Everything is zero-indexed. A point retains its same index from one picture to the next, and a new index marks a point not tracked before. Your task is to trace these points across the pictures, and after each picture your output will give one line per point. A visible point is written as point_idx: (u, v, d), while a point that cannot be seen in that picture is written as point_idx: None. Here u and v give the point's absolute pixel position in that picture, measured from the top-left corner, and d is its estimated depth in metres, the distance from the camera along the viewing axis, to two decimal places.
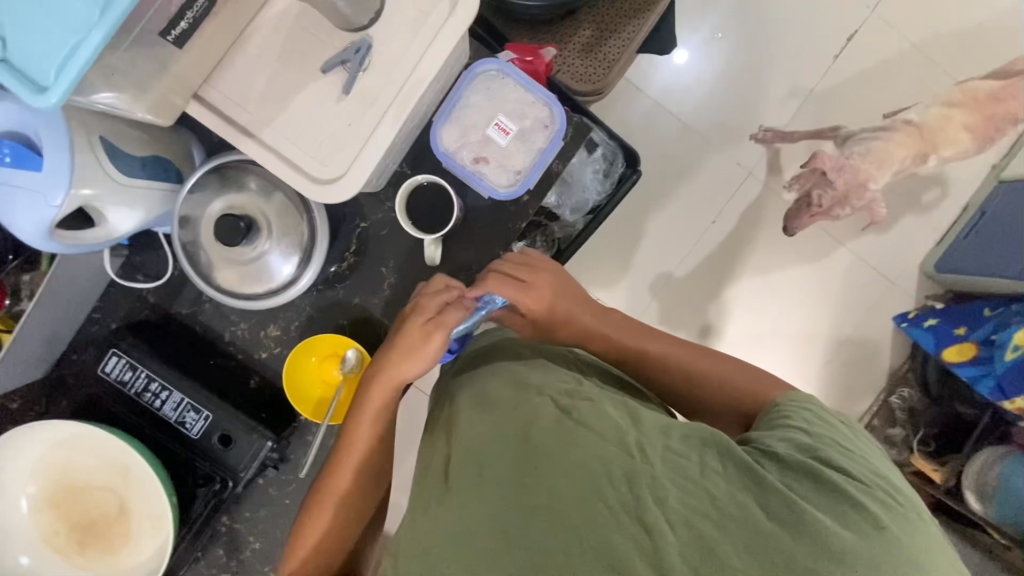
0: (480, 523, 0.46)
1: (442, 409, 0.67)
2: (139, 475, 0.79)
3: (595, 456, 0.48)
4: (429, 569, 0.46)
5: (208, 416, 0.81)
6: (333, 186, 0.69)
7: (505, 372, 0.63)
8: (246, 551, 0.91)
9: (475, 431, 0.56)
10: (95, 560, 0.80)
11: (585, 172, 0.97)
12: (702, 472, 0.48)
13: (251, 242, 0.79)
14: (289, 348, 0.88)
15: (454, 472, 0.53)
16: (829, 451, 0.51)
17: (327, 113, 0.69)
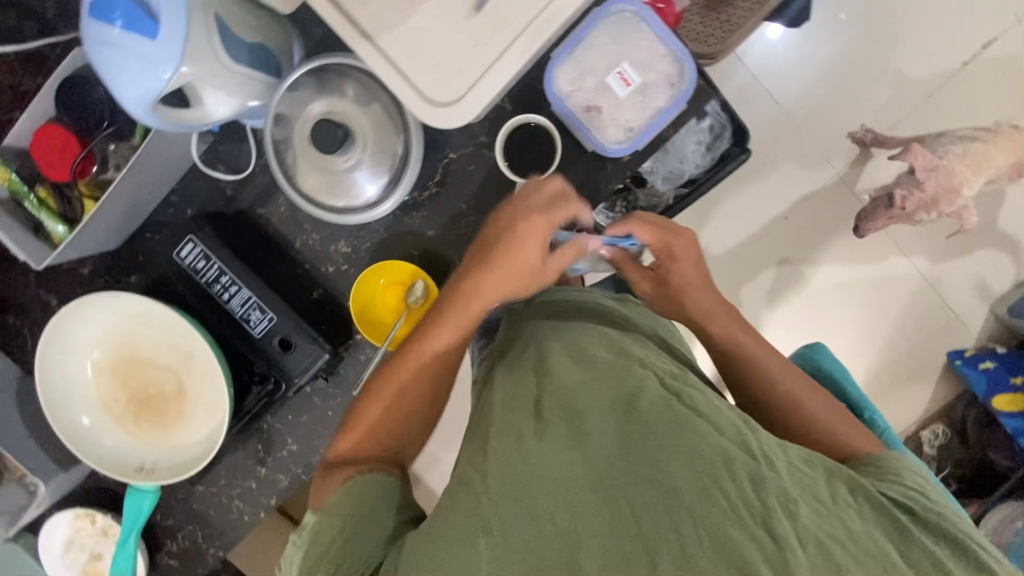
0: (598, 491, 0.50)
1: (527, 351, 0.69)
2: (201, 361, 0.81)
3: (723, 452, 0.51)
4: (541, 516, 0.50)
5: (274, 318, 0.81)
6: (444, 110, 0.66)
7: (609, 339, 0.66)
8: (282, 452, 0.94)
9: (587, 385, 0.59)
10: (149, 431, 0.83)
11: (687, 141, 0.92)
12: (826, 496, 0.50)
13: (345, 152, 0.76)
14: (356, 267, 0.88)
15: (556, 423, 0.56)
16: (937, 504, 0.54)
17: (451, 29, 0.65)
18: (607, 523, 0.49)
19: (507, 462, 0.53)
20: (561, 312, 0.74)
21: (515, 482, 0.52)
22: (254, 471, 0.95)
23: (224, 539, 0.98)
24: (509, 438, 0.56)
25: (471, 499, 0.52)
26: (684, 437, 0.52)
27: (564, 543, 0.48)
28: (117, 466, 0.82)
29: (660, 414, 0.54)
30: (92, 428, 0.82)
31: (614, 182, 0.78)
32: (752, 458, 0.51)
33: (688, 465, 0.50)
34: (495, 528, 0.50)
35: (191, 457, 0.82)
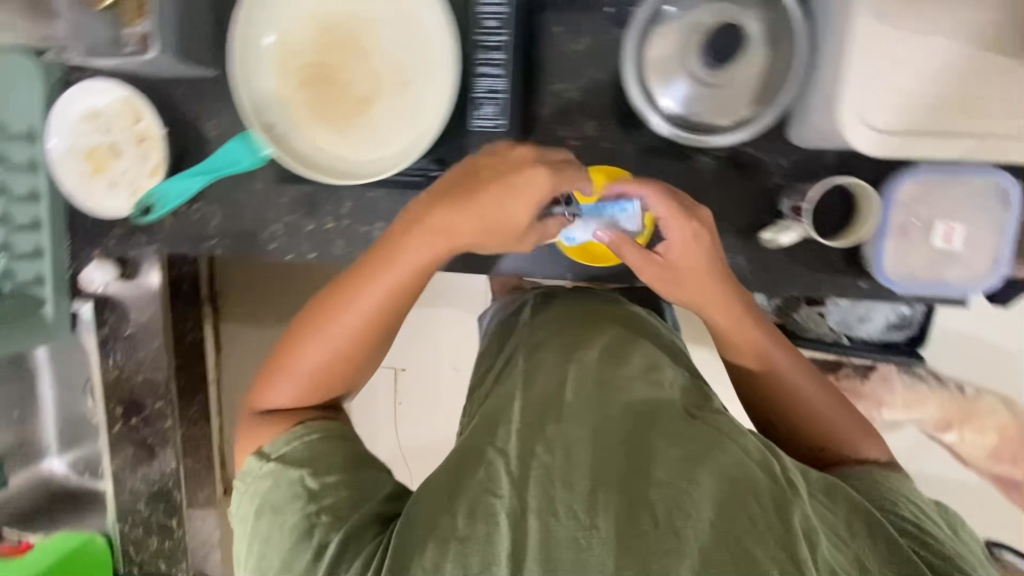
0: (603, 472, 0.52)
1: (606, 337, 0.74)
2: (409, 98, 0.72)
3: (749, 468, 0.52)
4: (553, 496, 0.52)
5: (501, 129, 0.74)
6: (856, 129, 0.61)
7: (653, 358, 0.71)
8: (363, 227, 0.89)
9: (603, 394, 0.61)
10: (305, 106, 0.73)
11: (882, 310, 0.94)
12: (846, 533, 0.53)
13: (705, 68, 0.71)
14: (583, 152, 0.82)
15: (565, 410, 0.60)
16: (933, 535, 0.57)
17: (920, 61, 0.60)
18: (622, 519, 0.49)
19: (528, 447, 0.56)
20: (604, 320, 0.79)
21: (536, 473, 0.54)
22: (323, 218, 0.89)
23: (239, 244, 0.91)
24: (530, 424, 0.59)
25: (490, 473, 0.56)
26: (712, 449, 0.53)
27: (582, 536, 0.49)
28: (254, 104, 0.72)
29: (685, 431, 0.55)
30: (266, 53, 0.72)
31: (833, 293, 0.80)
32: (777, 481, 0.52)
33: (715, 479, 0.50)
34: (513, 504, 0.52)
35: (315, 162, 0.73)
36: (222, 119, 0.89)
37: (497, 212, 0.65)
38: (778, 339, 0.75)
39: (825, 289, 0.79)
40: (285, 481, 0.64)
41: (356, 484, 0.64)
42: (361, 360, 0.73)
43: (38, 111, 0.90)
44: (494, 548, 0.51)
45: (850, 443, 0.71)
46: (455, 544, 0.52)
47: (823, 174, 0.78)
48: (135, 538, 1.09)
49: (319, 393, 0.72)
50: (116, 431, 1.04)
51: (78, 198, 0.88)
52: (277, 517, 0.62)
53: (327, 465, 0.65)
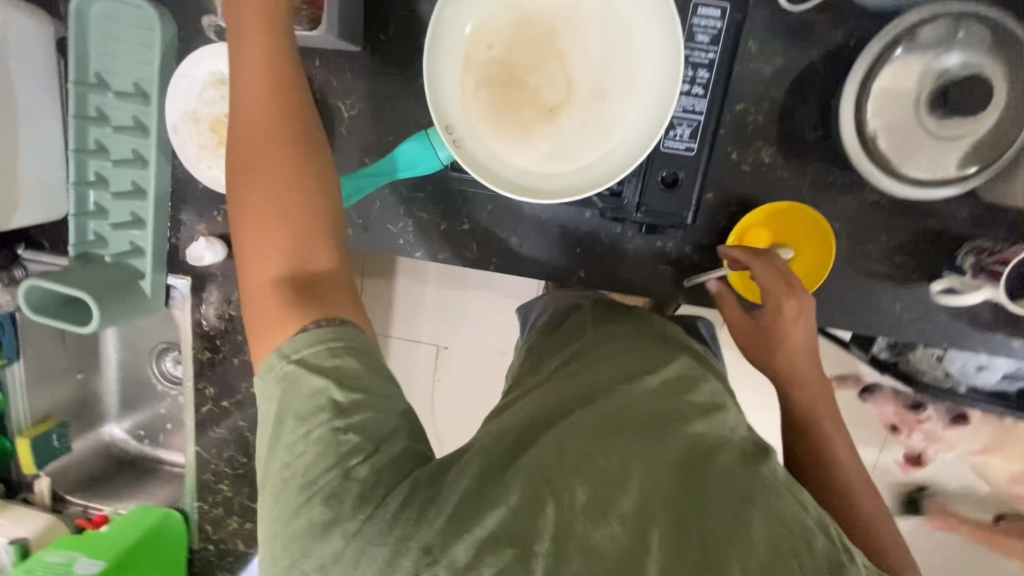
0: (652, 492, 0.45)
1: (655, 351, 0.66)
2: (604, 114, 0.67)
3: (812, 527, 0.45)
4: (595, 501, 0.44)
5: (690, 153, 0.69)
6: None
7: (706, 376, 0.63)
8: (502, 232, 0.84)
9: (662, 405, 0.55)
10: (487, 105, 0.67)
11: (1001, 368, 0.94)
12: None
13: (935, 112, 0.67)
14: (752, 179, 0.78)
15: (621, 416, 0.53)
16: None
17: None
18: (669, 550, 0.42)
19: (583, 440, 0.49)
20: (653, 335, 0.70)
21: (583, 471, 0.46)
22: (460, 218, 0.84)
23: (364, 236, 0.86)
24: (586, 418, 0.52)
25: (538, 458, 0.47)
26: (777, 496, 0.46)
27: (627, 545, 0.42)
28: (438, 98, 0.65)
29: (744, 471, 0.48)
30: (459, 42, 0.66)
31: (983, 349, 0.80)
32: (832, 541, 0.44)
33: (777, 525, 0.44)
34: (559, 498, 0.44)
35: (493, 171, 0.67)
36: (361, 100, 0.82)
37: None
38: (823, 391, 0.70)
39: (973, 343, 0.80)
40: (304, 386, 0.47)
41: (384, 395, 0.48)
42: (300, 215, 0.52)
43: (153, 69, 0.82)
44: (525, 535, 0.42)
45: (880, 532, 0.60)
46: (481, 522, 0.42)
47: (1000, 230, 0.76)
48: (214, 517, 1.06)
49: (291, 250, 0.51)
50: (205, 411, 1.00)
51: (200, 168, 0.82)
52: (301, 426, 0.46)
53: (357, 373, 0.48)
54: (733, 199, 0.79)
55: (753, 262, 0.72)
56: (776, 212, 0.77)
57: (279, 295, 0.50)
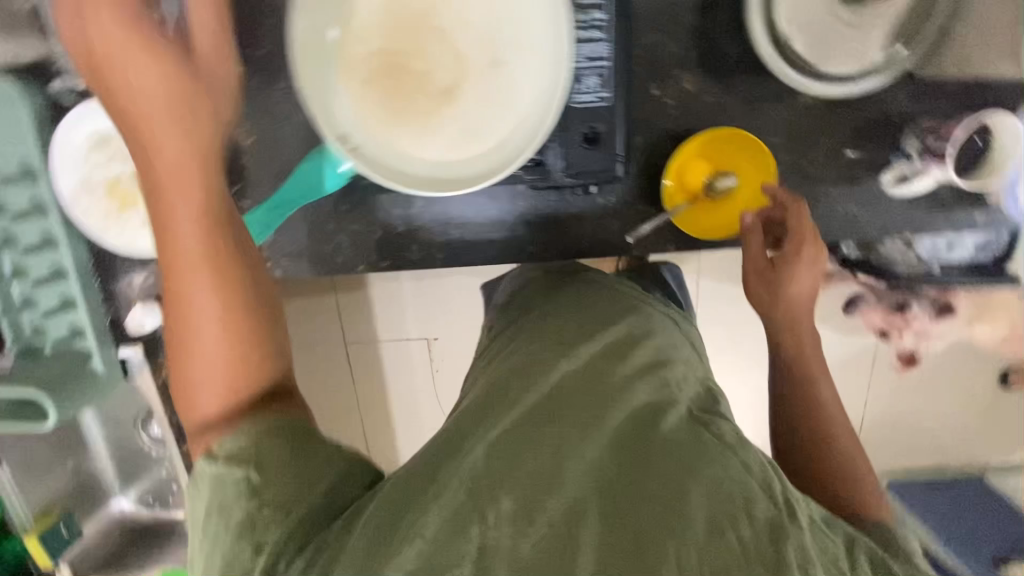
0: (589, 482, 0.47)
1: (591, 329, 0.67)
2: (504, 85, 0.62)
3: (749, 493, 0.48)
4: (531, 503, 0.45)
5: (604, 103, 0.65)
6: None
7: (647, 345, 0.66)
8: (439, 226, 0.80)
9: (596, 393, 0.57)
10: (378, 106, 0.62)
11: (968, 240, 0.92)
12: (844, 564, 0.48)
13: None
14: (680, 112, 0.74)
15: (561, 408, 0.55)
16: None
17: None
18: (604, 538, 0.44)
19: (516, 444, 0.50)
20: (591, 311, 0.71)
21: (519, 475, 0.47)
22: (392, 222, 0.80)
23: (300, 264, 0.82)
24: (520, 418, 0.53)
25: (473, 470, 0.48)
26: (711, 468, 0.49)
27: (558, 547, 0.43)
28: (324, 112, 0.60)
29: (679, 445, 0.51)
30: (330, 47, 0.60)
31: (947, 229, 0.78)
32: (776, 505, 0.47)
33: (713, 498, 0.46)
34: (493, 507, 0.45)
35: (405, 173, 0.63)
36: (257, 123, 0.76)
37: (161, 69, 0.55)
38: (812, 339, 0.71)
39: (935, 225, 0.78)
40: (227, 486, 0.47)
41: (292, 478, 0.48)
42: (246, 363, 0.54)
43: (29, 143, 0.76)
44: (460, 552, 0.42)
45: (859, 491, 0.62)
46: (418, 546, 0.43)
47: (942, 105, 0.73)
48: None
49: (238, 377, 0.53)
50: None
51: (110, 236, 0.77)
52: (221, 519, 0.46)
53: (275, 466, 0.48)
54: (665, 136, 0.75)
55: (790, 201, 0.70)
56: (715, 137, 0.73)
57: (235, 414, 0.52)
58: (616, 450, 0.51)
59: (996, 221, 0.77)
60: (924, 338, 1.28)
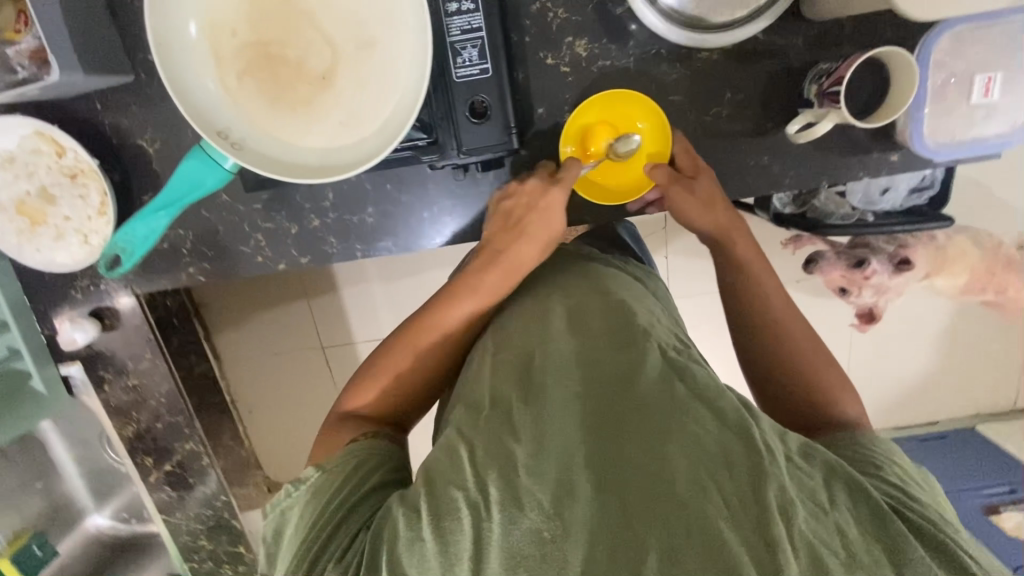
0: (566, 455, 0.47)
1: (571, 298, 0.67)
2: (378, 64, 0.62)
3: (723, 447, 0.45)
4: (512, 484, 0.45)
5: (484, 75, 0.64)
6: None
7: (618, 302, 0.65)
8: (353, 216, 0.80)
9: (569, 372, 0.56)
10: (256, 99, 0.62)
11: (900, 181, 0.91)
12: (826, 499, 0.44)
13: None
14: (576, 79, 0.73)
15: (539, 385, 0.55)
16: (921, 500, 0.49)
17: None
18: (594, 510, 0.44)
19: (496, 433, 0.50)
20: (570, 281, 0.72)
21: (501, 461, 0.47)
22: (306, 216, 0.80)
23: (222, 266, 0.82)
24: (498, 411, 0.53)
25: (455, 465, 0.48)
26: (684, 427, 0.47)
27: (547, 531, 0.43)
28: (196, 111, 0.60)
29: (653, 403, 0.49)
30: (198, 46, 0.61)
31: (863, 174, 0.76)
32: (753, 447, 0.45)
33: (688, 458, 0.44)
34: (476, 491, 0.45)
35: (292, 163, 0.63)
36: (158, 129, 0.75)
37: (548, 236, 0.73)
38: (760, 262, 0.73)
39: (849, 171, 0.76)
40: (321, 491, 0.54)
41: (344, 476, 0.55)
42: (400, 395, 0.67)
43: None
44: (455, 549, 0.43)
45: (833, 400, 0.63)
46: (418, 545, 0.43)
47: (844, 47, 0.71)
48: (208, 571, 1.09)
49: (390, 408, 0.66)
50: (153, 481, 0.99)
51: (27, 255, 0.78)
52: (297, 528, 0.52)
53: (356, 472, 0.55)
54: (565, 106, 0.74)
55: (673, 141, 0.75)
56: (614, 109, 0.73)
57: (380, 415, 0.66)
58: (593, 426, 0.49)
59: (914, 162, 0.75)
60: (885, 295, 1.28)
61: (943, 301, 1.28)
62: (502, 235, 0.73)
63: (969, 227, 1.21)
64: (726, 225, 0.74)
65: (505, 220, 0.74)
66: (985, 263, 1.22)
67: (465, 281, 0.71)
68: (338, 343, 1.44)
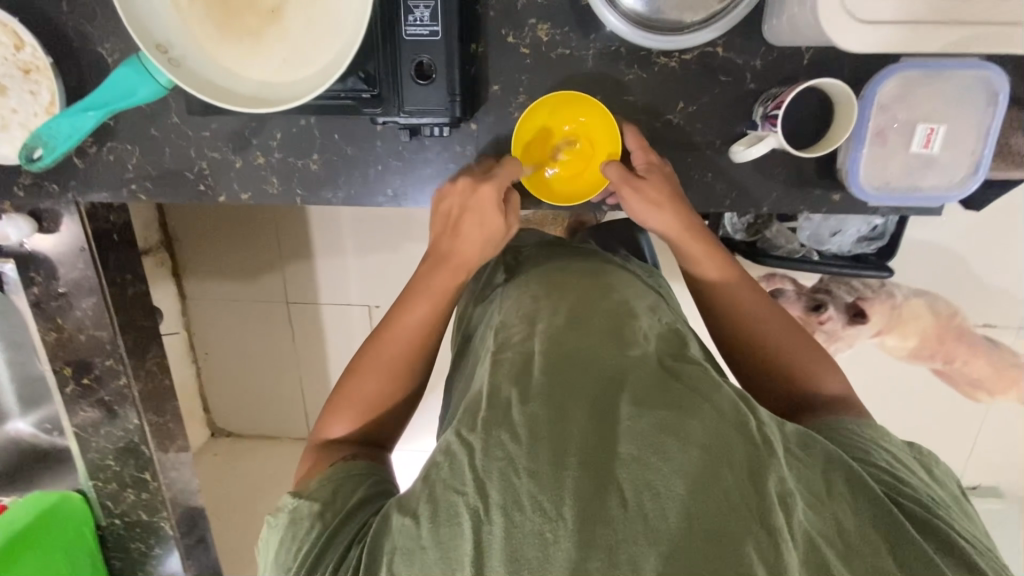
0: (556, 443, 0.46)
1: (587, 291, 0.68)
2: (329, 8, 0.63)
3: (723, 439, 0.46)
4: (507, 483, 0.44)
5: (433, 36, 0.65)
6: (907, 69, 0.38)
7: (625, 303, 0.65)
8: (299, 161, 0.80)
9: (562, 368, 0.53)
10: (204, 22, 0.63)
11: (851, 224, 0.91)
12: (823, 490, 0.48)
13: None
14: (534, 62, 0.74)
15: (529, 379, 0.53)
16: (909, 485, 0.53)
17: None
18: (588, 500, 0.42)
19: (492, 432, 0.48)
20: (575, 277, 0.73)
21: (497, 463, 0.46)
22: (252, 152, 0.80)
23: (163, 187, 0.83)
24: (496, 411, 0.50)
25: (454, 468, 0.48)
26: (685, 423, 0.46)
27: (549, 530, 0.42)
28: (137, 20, 0.60)
29: (653, 400, 0.49)
30: None
31: (804, 207, 0.76)
32: (754, 443, 0.46)
33: (691, 454, 0.44)
34: (479, 496, 0.45)
35: (229, 89, 0.63)
36: (118, 40, 0.76)
37: (485, 234, 0.70)
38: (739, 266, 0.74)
39: (792, 201, 0.76)
40: (301, 517, 0.58)
41: (324, 497, 0.60)
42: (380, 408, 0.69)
43: None
44: (457, 552, 0.44)
45: (818, 381, 0.67)
46: (418, 553, 0.46)
47: (800, 76, 0.71)
48: (111, 492, 1.09)
49: (370, 419, 0.69)
50: (69, 391, 0.99)
51: None
52: (290, 549, 0.57)
53: (335, 492, 0.60)
54: (519, 88, 0.75)
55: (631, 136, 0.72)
56: (533, 114, 0.74)
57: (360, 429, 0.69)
58: (594, 413, 0.48)
59: (856, 204, 0.75)
60: (836, 344, 1.26)
61: (893, 362, 1.27)
62: (443, 239, 0.71)
63: (928, 290, 1.21)
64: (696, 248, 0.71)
65: (442, 222, 0.72)
66: (937, 329, 1.21)
67: (414, 288, 0.70)
68: (299, 300, 1.44)
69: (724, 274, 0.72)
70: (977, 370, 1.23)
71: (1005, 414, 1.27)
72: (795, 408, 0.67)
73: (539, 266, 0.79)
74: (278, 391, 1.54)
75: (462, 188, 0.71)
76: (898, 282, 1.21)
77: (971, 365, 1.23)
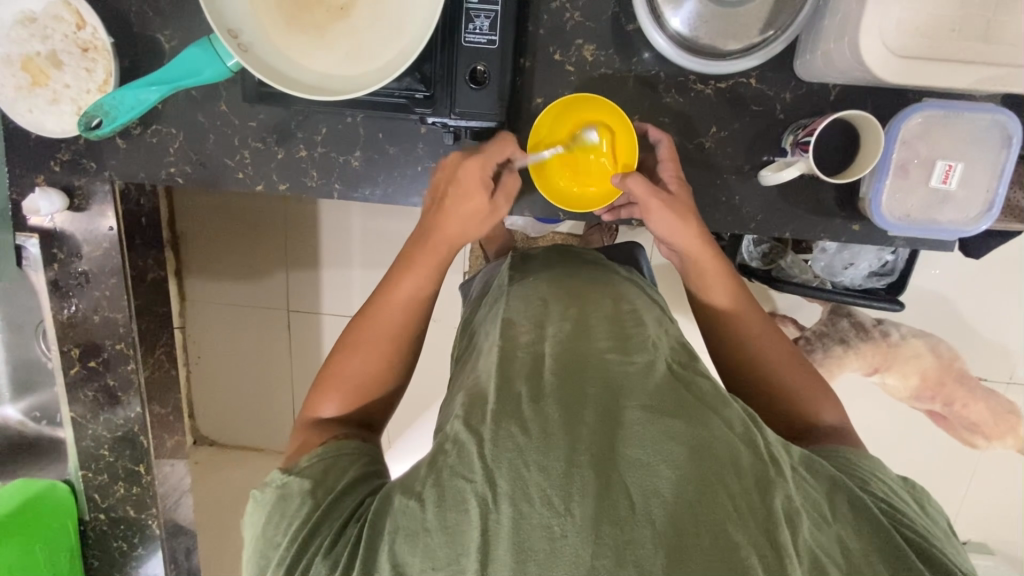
0: (567, 438, 0.45)
1: (593, 293, 0.68)
2: (394, 11, 0.66)
3: (734, 452, 0.45)
4: (514, 474, 0.43)
5: (490, 45, 0.69)
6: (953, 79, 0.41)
7: (627, 309, 0.65)
8: (340, 156, 0.82)
9: (575, 368, 0.52)
10: (274, 13, 0.66)
11: (864, 256, 0.95)
12: (828, 510, 0.49)
13: None
14: (578, 79, 0.78)
15: (544, 373, 0.52)
16: (905, 512, 0.54)
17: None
18: (597, 498, 0.41)
19: (503, 424, 0.46)
20: (576, 280, 0.72)
21: (504, 453, 0.44)
22: (295, 144, 0.82)
23: (202, 173, 0.84)
24: (507, 403, 0.48)
25: (462, 455, 0.46)
26: (696, 430, 0.46)
27: (555, 526, 0.41)
28: (214, 4, 0.63)
29: (662, 403, 0.48)
30: None
31: (825, 235, 0.79)
32: (761, 459, 0.46)
33: (700, 463, 0.43)
34: (486, 486, 0.44)
35: (290, 77, 0.66)
36: (178, 27, 0.79)
37: (469, 210, 0.70)
38: (745, 293, 0.75)
39: (814, 226, 0.79)
40: (291, 494, 0.58)
41: (318, 477, 0.59)
42: (364, 390, 0.70)
43: None
44: (464, 539, 0.43)
45: (813, 407, 0.70)
46: (423, 536, 0.45)
47: (826, 111, 0.76)
48: (100, 485, 1.05)
49: (358, 401, 0.70)
50: (72, 374, 0.97)
51: (18, 113, 0.80)
52: (279, 523, 0.56)
53: (330, 472, 0.60)
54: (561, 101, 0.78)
55: (661, 142, 0.75)
56: (550, 115, 0.77)
57: (347, 411, 0.69)
58: (604, 411, 0.47)
59: (874, 234, 0.78)
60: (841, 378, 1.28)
61: (893, 402, 1.29)
62: (432, 212, 0.72)
63: (927, 332, 1.24)
64: (710, 272, 0.73)
65: (435, 195, 0.73)
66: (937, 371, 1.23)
67: (401, 264, 0.71)
68: (302, 308, 1.43)
69: (731, 300, 0.74)
70: (974, 416, 1.26)
71: (998, 461, 1.29)
72: (796, 428, 0.70)
73: (543, 267, 0.79)
74: (271, 399, 1.49)
75: (453, 162, 0.73)
76: (902, 325, 1.24)
77: (968, 410, 1.26)
